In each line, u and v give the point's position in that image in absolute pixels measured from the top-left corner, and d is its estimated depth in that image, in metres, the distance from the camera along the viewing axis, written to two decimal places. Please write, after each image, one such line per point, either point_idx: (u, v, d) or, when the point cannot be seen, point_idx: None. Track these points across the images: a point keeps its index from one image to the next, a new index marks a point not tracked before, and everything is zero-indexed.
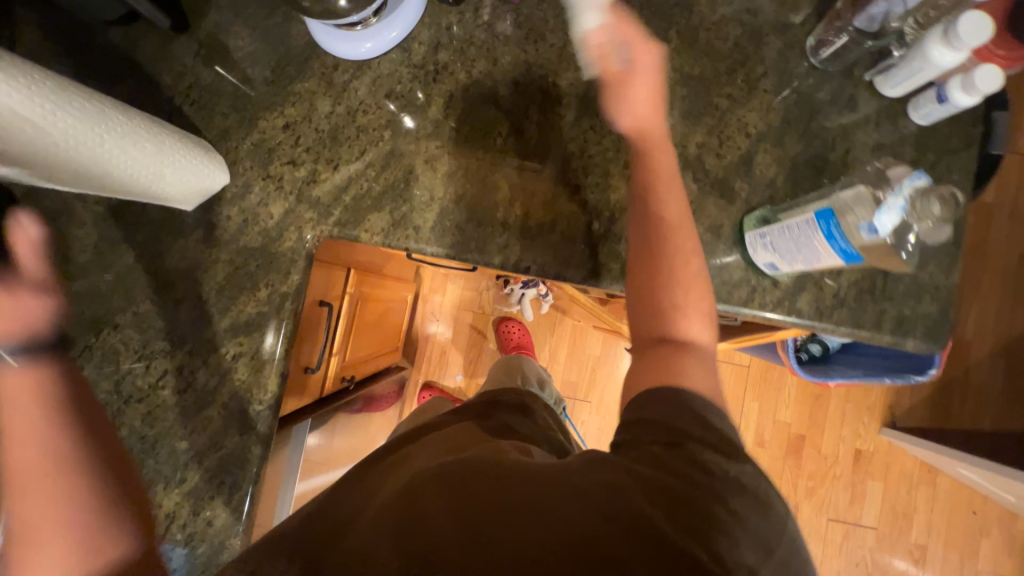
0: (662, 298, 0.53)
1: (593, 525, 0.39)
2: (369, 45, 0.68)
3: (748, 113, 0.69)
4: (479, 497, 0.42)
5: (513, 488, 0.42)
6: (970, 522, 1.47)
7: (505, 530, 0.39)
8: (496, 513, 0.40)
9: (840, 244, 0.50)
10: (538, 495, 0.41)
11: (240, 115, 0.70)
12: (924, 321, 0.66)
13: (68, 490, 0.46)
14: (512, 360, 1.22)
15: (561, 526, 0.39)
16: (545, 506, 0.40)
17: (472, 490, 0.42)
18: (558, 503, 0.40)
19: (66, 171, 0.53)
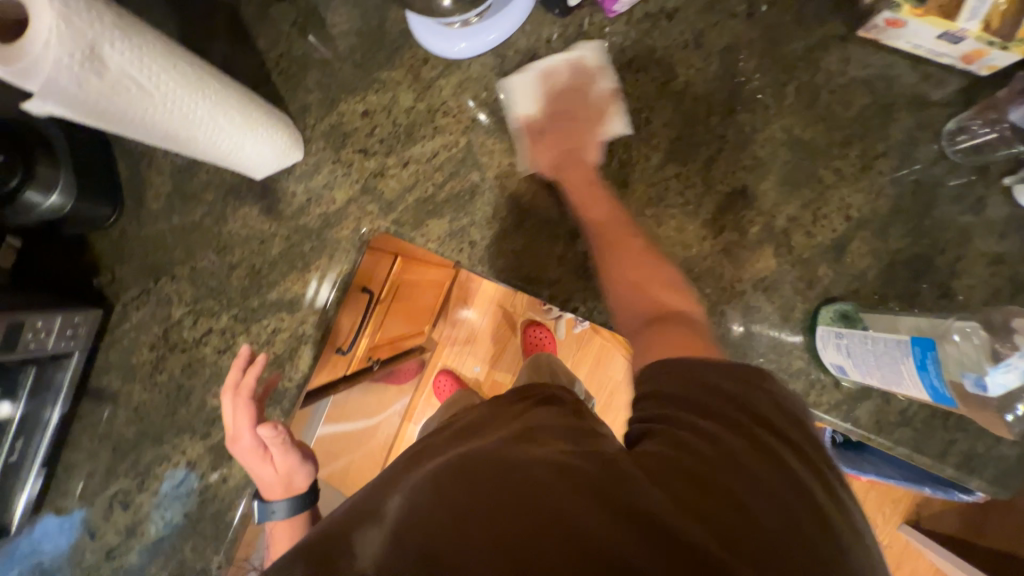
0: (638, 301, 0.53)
1: (617, 527, 0.35)
2: (463, 45, 0.65)
3: (854, 194, 0.62)
4: (485, 489, 0.39)
5: (511, 475, 0.39)
6: None
7: (518, 525, 0.36)
8: (504, 506, 0.38)
9: (930, 379, 0.46)
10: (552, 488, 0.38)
11: (322, 94, 0.69)
12: (997, 465, 0.59)
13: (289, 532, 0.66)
14: (540, 358, 1.16)
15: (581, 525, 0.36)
16: (557, 499, 0.37)
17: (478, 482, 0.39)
18: (575, 499, 0.37)
19: (161, 136, 0.53)
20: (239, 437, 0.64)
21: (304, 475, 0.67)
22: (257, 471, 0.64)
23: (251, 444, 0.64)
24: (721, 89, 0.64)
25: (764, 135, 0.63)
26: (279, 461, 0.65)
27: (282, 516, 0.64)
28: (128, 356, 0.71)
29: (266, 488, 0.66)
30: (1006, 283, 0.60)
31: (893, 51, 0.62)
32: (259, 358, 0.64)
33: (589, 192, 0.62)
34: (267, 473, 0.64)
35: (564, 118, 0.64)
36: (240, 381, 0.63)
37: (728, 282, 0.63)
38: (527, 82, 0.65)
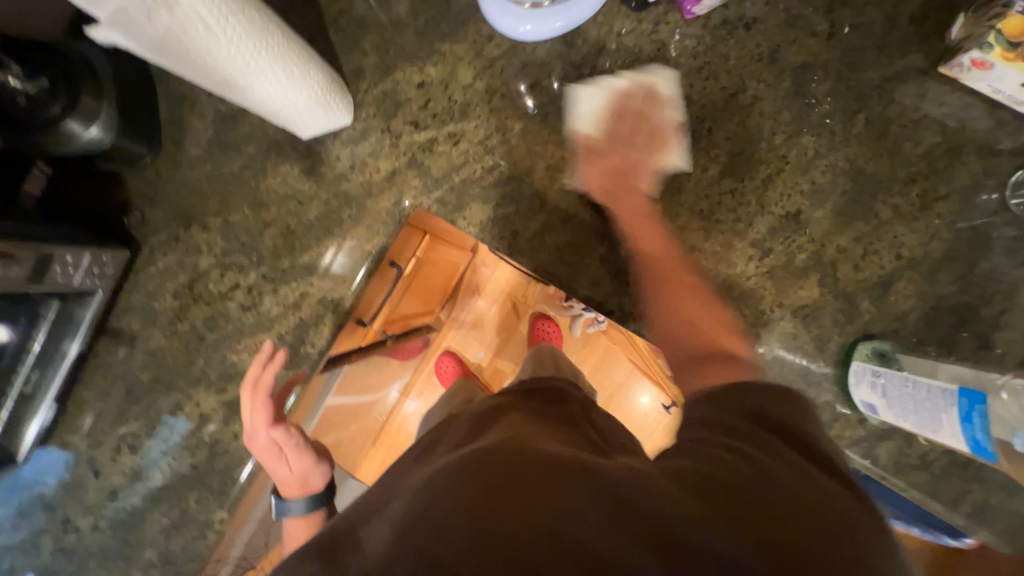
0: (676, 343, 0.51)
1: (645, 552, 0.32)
2: (527, 28, 0.62)
3: (909, 233, 0.61)
4: (489, 480, 0.37)
5: (522, 474, 0.38)
6: None
7: (529, 534, 0.33)
8: (516, 520, 0.34)
9: (973, 433, 0.47)
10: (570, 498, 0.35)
11: (379, 58, 0.67)
12: (1009, 519, 0.59)
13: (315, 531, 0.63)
14: (548, 350, 1.14)
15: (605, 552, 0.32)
16: (576, 510, 0.34)
17: (489, 485, 0.37)
18: (599, 514, 0.34)
19: (210, 77, 0.51)
20: (256, 434, 0.63)
21: (319, 472, 0.65)
22: (272, 470, 0.63)
23: (267, 442, 0.63)
24: (791, 108, 0.62)
25: (826, 161, 0.62)
26: (294, 459, 0.64)
27: (299, 513, 0.62)
28: (150, 301, 0.70)
29: (282, 484, 0.64)
30: None
31: (969, 92, 0.61)
32: (279, 352, 0.63)
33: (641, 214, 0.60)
34: (282, 473, 0.63)
35: (654, 136, 0.62)
36: (260, 375, 0.63)
37: (768, 305, 0.62)
38: (593, 97, 0.63)
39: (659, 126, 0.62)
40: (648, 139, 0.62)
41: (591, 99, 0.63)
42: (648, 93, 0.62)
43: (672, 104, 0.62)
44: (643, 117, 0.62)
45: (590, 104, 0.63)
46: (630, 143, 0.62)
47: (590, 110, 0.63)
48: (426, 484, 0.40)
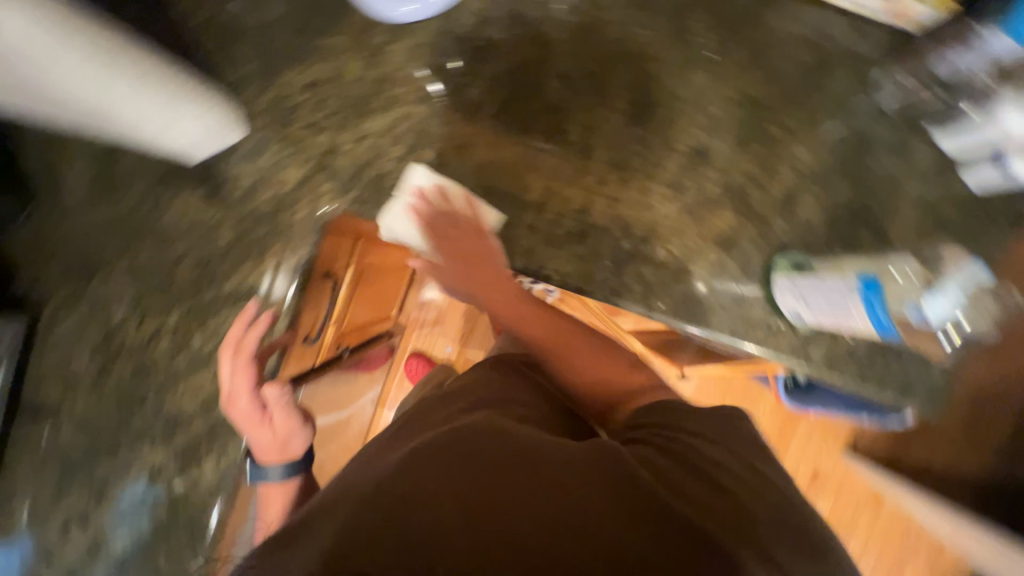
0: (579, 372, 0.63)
1: (618, 510, 0.41)
2: (406, 9, 0.60)
3: (801, 148, 0.65)
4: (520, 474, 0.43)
5: (545, 467, 0.43)
6: (903, 546, 1.61)
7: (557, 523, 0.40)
8: (513, 496, 0.41)
9: (877, 314, 0.51)
10: (555, 475, 0.43)
11: (258, 64, 0.64)
12: (929, 387, 0.66)
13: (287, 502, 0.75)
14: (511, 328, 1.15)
15: (585, 514, 0.40)
16: (561, 483, 0.42)
17: (507, 476, 0.42)
18: (610, 512, 0.41)
19: (49, 101, 0.46)
20: (234, 402, 0.65)
21: (297, 440, 0.76)
22: (253, 436, 0.69)
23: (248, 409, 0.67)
24: (676, 49, 0.65)
25: (716, 94, 0.65)
26: (277, 424, 0.73)
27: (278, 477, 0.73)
28: (64, 366, 0.64)
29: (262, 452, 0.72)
30: (932, 223, 0.66)
31: (827, 9, 0.66)
32: (261, 314, 0.65)
33: (490, 284, 0.64)
34: (264, 437, 0.70)
35: (463, 230, 0.63)
36: (243, 340, 0.64)
37: (691, 240, 0.65)
38: (402, 223, 0.64)
39: (472, 221, 0.64)
40: (483, 249, 0.63)
41: (401, 223, 0.64)
42: (484, 228, 0.64)
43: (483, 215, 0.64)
44: (470, 240, 0.63)
45: (400, 230, 0.65)
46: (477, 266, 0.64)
47: (407, 235, 0.65)
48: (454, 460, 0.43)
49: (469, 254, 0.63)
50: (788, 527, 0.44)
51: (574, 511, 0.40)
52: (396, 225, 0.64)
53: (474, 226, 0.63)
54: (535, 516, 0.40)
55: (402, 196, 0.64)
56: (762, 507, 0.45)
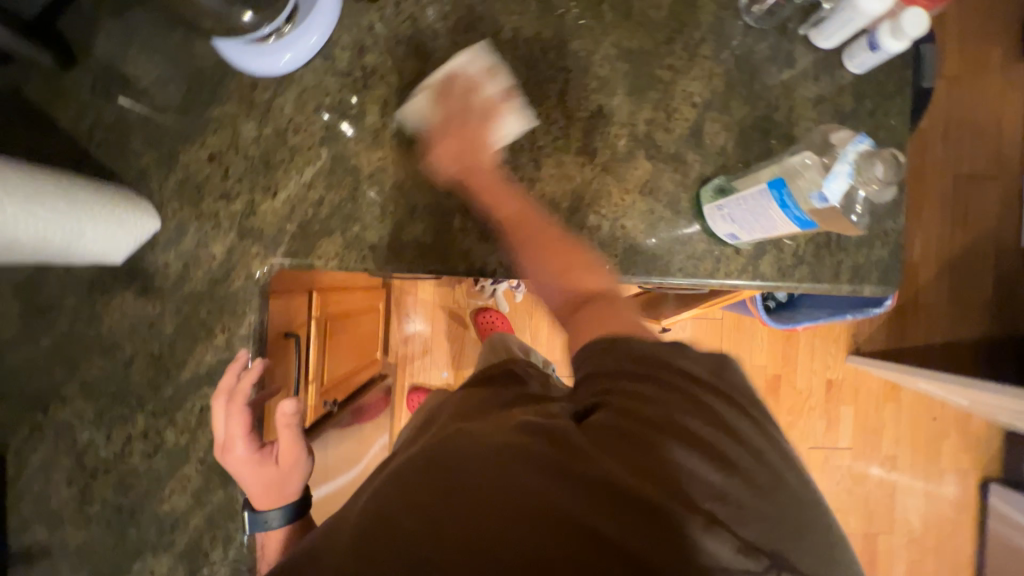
0: (573, 282, 0.57)
1: (589, 503, 0.36)
2: (289, 55, 0.63)
3: (692, 82, 0.68)
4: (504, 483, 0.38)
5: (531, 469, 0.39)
6: (931, 427, 1.63)
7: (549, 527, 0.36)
8: (475, 503, 0.38)
9: (794, 212, 0.51)
10: (520, 470, 0.39)
11: (156, 152, 0.64)
12: (877, 267, 0.69)
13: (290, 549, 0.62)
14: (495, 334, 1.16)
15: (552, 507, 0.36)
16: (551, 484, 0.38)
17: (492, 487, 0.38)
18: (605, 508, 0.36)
19: None
20: (230, 448, 0.62)
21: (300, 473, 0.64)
22: (247, 471, 0.62)
23: (245, 454, 0.62)
24: (548, 25, 0.67)
25: (599, 56, 0.67)
26: (281, 452, 0.63)
27: (275, 524, 0.62)
28: (44, 503, 0.63)
29: (260, 490, 0.62)
30: (832, 117, 0.69)
31: None
32: (254, 361, 0.64)
33: (487, 184, 0.63)
34: (269, 475, 0.62)
35: (491, 118, 0.63)
36: (235, 386, 0.62)
37: (618, 197, 0.67)
38: (419, 104, 0.64)
39: (484, 105, 0.63)
40: (454, 104, 0.63)
41: (418, 107, 0.64)
42: (495, 108, 0.63)
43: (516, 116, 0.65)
44: (464, 89, 0.63)
45: (420, 110, 0.64)
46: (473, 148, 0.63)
47: (420, 112, 0.64)
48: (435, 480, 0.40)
49: (484, 113, 0.63)
50: (779, 510, 0.38)
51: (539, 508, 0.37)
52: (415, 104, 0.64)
53: (489, 108, 0.63)
54: (497, 520, 0.36)
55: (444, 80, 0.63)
56: (761, 488, 0.39)
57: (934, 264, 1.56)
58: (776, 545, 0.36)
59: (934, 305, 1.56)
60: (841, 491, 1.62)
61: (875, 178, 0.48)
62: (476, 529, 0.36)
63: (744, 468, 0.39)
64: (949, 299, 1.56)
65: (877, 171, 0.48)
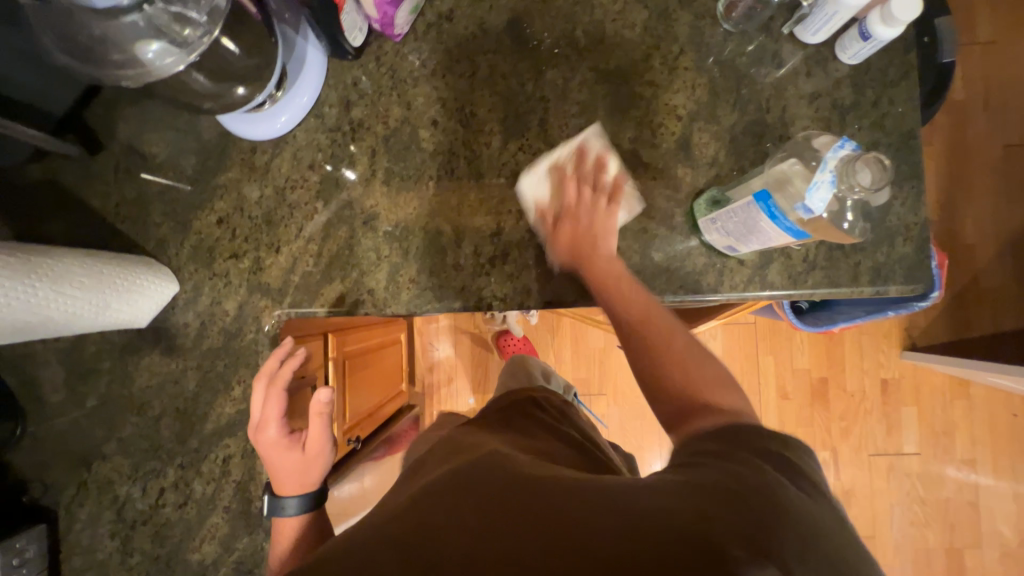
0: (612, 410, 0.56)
1: (636, 539, 0.33)
2: (283, 118, 0.67)
3: (675, 95, 0.66)
4: (540, 503, 0.38)
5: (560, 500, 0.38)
6: (1013, 425, 1.46)
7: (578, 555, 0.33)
8: (504, 525, 0.36)
9: (784, 223, 0.49)
10: (546, 502, 0.38)
11: (172, 221, 0.69)
12: (902, 264, 0.64)
13: (304, 544, 0.63)
14: (519, 360, 1.17)
15: (589, 543, 0.34)
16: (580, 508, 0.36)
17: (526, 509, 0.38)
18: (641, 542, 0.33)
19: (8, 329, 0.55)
20: (263, 429, 0.64)
21: (321, 469, 0.65)
22: (275, 459, 0.64)
23: (276, 437, 0.64)
24: (524, 58, 0.68)
25: (577, 81, 0.67)
26: (308, 446, 0.64)
27: (293, 511, 0.63)
28: (92, 555, 0.68)
29: (283, 477, 0.64)
30: (831, 112, 0.65)
31: None
32: (298, 350, 0.66)
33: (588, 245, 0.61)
34: (292, 462, 0.64)
35: (582, 181, 0.63)
36: (276, 372, 0.64)
37: None
38: (537, 181, 0.65)
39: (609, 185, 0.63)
40: (603, 185, 0.63)
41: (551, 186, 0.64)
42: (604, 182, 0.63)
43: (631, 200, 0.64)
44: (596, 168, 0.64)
45: (538, 185, 0.65)
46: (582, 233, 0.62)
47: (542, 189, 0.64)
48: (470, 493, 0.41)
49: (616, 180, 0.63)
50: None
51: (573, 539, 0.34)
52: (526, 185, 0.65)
53: (606, 185, 0.63)
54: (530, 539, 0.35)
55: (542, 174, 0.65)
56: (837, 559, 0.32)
57: (993, 244, 1.42)
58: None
59: (998, 288, 1.41)
60: (913, 503, 1.47)
61: (858, 185, 0.44)
62: (505, 547, 0.35)
63: (812, 527, 0.34)
64: (1015, 281, 1.41)
65: (861, 178, 0.44)
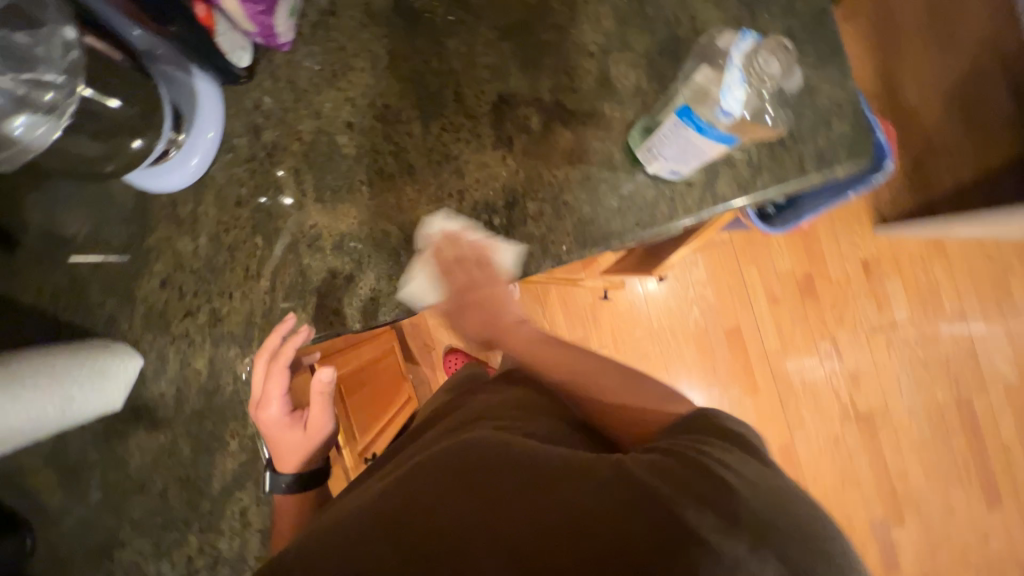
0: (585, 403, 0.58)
1: (611, 509, 0.39)
2: (196, 159, 0.63)
3: (583, 32, 0.64)
4: (533, 482, 0.42)
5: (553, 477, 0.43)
6: (993, 269, 1.50)
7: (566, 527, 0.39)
8: (496, 504, 0.41)
9: (712, 133, 0.48)
10: (540, 483, 0.42)
11: (115, 296, 0.67)
12: (844, 143, 0.63)
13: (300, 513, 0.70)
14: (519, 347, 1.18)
15: (571, 517, 0.39)
16: (570, 486, 0.41)
17: (521, 488, 0.42)
18: (615, 510, 0.39)
19: None
20: (265, 407, 0.68)
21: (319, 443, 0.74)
22: (278, 438, 0.70)
23: (277, 415, 0.69)
24: (421, 35, 0.65)
25: (481, 44, 0.65)
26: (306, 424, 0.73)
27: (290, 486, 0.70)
28: None
29: (284, 452, 0.71)
30: (740, 9, 0.64)
31: None
32: (301, 328, 0.65)
33: (501, 326, 0.66)
34: (294, 438, 0.72)
35: (466, 274, 0.64)
36: (276, 353, 0.64)
37: (549, 176, 0.64)
38: (421, 285, 0.64)
39: (480, 257, 0.64)
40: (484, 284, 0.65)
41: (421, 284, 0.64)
42: (484, 260, 0.64)
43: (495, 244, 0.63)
44: (454, 247, 0.63)
45: (421, 293, 0.64)
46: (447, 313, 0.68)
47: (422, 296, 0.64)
48: (471, 474, 0.45)
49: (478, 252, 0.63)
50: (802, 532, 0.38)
51: (575, 520, 0.39)
52: (412, 286, 0.64)
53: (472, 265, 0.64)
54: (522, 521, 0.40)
55: (422, 262, 0.64)
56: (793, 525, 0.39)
57: (937, 101, 1.43)
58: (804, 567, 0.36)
59: (951, 143, 1.43)
60: (917, 367, 1.53)
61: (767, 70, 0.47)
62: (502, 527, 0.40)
63: (777, 504, 0.40)
64: (966, 131, 1.43)
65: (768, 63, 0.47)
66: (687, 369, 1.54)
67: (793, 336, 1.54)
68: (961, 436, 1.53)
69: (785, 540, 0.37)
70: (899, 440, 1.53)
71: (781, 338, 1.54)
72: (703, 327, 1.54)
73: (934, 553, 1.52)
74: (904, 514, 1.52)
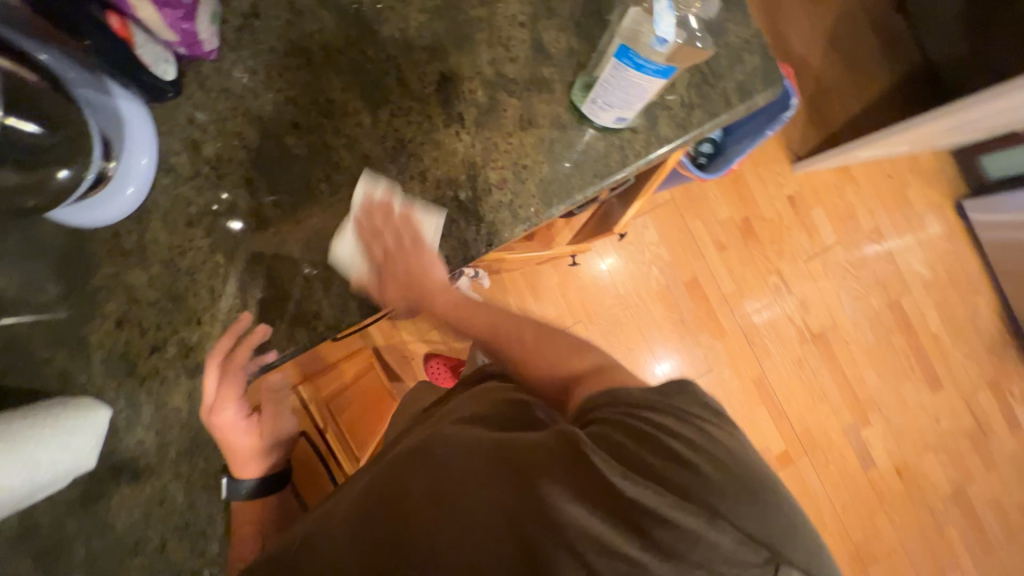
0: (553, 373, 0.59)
1: (577, 490, 0.40)
2: (131, 188, 0.60)
3: (509, 4, 0.67)
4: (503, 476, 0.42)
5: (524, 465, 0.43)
6: (893, 185, 1.71)
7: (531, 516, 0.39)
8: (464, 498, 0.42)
9: (650, 68, 0.52)
10: (510, 477, 0.42)
11: (65, 348, 0.61)
12: (758, 74, 0.70)
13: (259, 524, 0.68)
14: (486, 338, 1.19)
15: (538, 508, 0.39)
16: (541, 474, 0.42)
17: (492, 484, 0.42)
18: (580, 493, 0.40)
19: None
20: (220, 411, 0.63)
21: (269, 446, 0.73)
22: (238, 439, 0.66)
23: (234, 416, 0.64)
24: (352, 26, 0.65)
25: (413, 28, 0.66)
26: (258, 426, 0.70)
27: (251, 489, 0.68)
28: None
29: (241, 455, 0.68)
30: None
31: None
32: (259, 325, 0.62)
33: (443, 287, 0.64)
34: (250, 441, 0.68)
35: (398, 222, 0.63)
36: (231, 355, 0.61)
37: (505, 144, 0.66)
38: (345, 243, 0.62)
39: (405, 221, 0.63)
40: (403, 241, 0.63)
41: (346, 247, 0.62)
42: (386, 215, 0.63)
43: (417, 209, 0.64)
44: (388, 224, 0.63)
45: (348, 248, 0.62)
46: (419, 279, 0.63)
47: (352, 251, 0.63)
48: (446, 471, 0.44)
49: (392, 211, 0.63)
50: (766, 503, 0.39)
51: (543, 506, 0.39)
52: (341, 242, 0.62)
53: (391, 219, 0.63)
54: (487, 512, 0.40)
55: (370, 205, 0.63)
56: (751, 494, 0.40)
57: (819, 45, 1.61)
58: (776, 540, 0.38)
59: (838, 80, 1.62)
60: (851, 281, 1.70)
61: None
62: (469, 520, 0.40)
63: (743, 481, 0.41)
64: (847, 68, 1.62)
65: None
66: (658, 326, 1.62)
67: (744, 276, 1.66)
68: (899, 335, 1.71)
69: (748, 515, 0.39)
70: (851, 350, 1.69)
71: (734, 280, 1.65)
72: (665, 284, 1.62)
73: (898, 443, 1.68)
74: (868, 415, 1.68)
